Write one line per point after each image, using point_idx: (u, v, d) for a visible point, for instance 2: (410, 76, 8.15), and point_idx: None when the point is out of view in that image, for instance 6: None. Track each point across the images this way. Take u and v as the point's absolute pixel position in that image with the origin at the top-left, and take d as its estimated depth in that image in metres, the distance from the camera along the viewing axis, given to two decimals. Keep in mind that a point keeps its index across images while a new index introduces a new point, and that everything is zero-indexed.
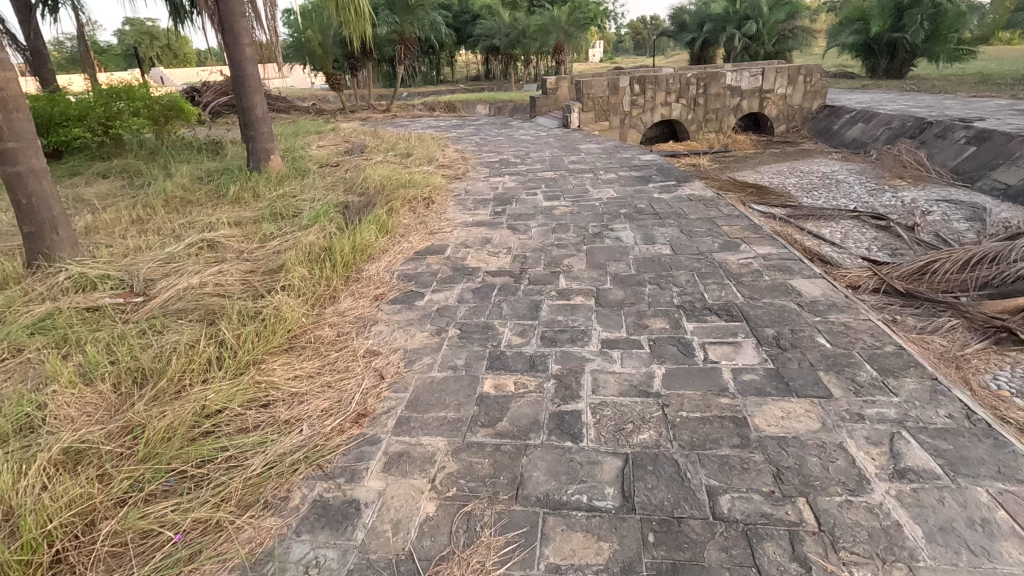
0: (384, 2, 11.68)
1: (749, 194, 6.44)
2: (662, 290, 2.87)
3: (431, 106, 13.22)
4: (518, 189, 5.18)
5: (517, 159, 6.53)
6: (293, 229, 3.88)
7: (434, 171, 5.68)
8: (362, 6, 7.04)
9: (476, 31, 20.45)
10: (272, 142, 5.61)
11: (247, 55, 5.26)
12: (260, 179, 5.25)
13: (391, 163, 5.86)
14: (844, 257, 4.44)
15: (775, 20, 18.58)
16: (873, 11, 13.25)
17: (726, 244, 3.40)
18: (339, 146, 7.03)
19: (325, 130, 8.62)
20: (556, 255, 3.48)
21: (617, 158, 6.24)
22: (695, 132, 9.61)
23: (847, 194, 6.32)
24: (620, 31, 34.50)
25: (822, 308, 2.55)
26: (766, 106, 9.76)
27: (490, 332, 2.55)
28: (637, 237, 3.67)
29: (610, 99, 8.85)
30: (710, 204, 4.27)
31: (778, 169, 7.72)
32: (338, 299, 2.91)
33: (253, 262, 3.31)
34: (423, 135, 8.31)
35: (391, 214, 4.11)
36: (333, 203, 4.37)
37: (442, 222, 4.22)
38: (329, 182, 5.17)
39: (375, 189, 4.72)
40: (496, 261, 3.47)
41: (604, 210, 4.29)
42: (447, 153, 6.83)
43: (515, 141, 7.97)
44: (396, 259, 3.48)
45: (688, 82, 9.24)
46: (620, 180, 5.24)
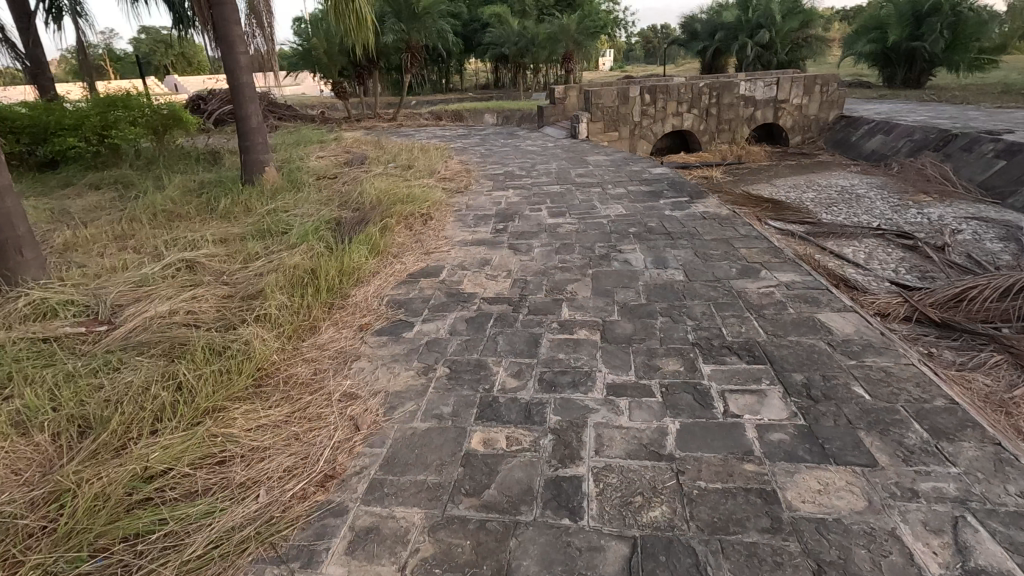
0: (391, 10, 11.55)
1: (764, 209, 6.14)
2: (674, 323, 2.59)
3: (438, 115, 13.06)
4: (522, 204, 4.92)
5: (522, 171, 6.28)
6: (279, 249, 3.64)
7: (435, 184, 5.44)
8: (365, 13, 6.85)
9: (485, 39, 20.36)
10: (267, 154, 5.39)
11: (241, 64, 5.04)
12: (253, 193, 5.04)
13: (391, 176, 5.63)
14: (870, 280, 4.13)
15: (789, 28, 18.32)
16: (890, 19, 12.94)
17: (745, 269, 3.12)
18: (339, 157, 6.83)
19: (328, 140, 8.45)
20: (559, 279, 3.21)
21: (626, 172, 5.97)
22: (707, 143, 9.32)
23: (868, 210, 6.01)
24: (630, 40, 34.37)
25: (856, 349, 2.26)
26: (781, 117, 9.46)
27: (482, 373, 2.29)
28: (647, 259, 3.40)
29: (620, 109, 8.60)
30: (726, 223, 3.99)
31: (794, 182, 7.41)
32: (318, 330, 2.66)
33: (232, 286, 3.07)
34: (426, 145, 8.11)
35: (385, 232, 3.87)
36: (324, 219, 4.14)
37: (440, 240, 3.97)
38: (324, 195, 4.95)
39: (371, 204, 4.48)
40: (494, 285, 3.20)
41: (612, 229, 4.03)
42: (451, 164, 6.60)
43: (522, 152, 7.74)
44: (386, 283, 3.22)
45: (700, 92, 8.97)
46: (629, 195, 4.98)
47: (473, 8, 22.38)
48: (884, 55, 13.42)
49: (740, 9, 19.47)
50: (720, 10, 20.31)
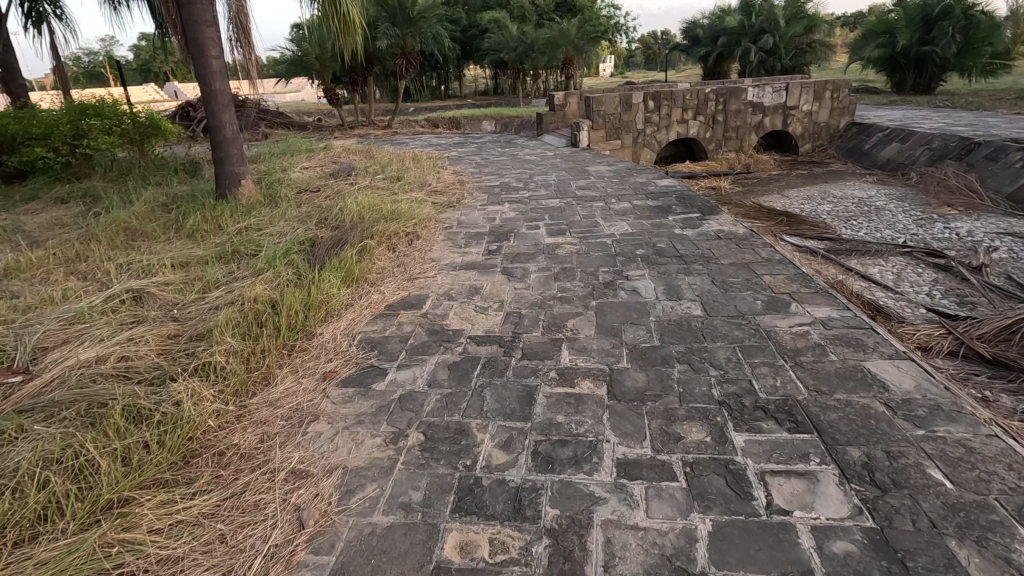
0: (385, 15, 11.20)
1: (778, 223, 5.74)
2: (695, 374, 2.18)
3: (435, 122, 12.70)
4: (518, 220, 4.52)
5: (520, 183, 5.89)
6: (243, 276, 3.23)
7: (425, 198, 5.05)
8: (353, 16, 6.47)
9: (484, 45, 20.08)
10: (244, 166, 4.97)
11: (215, 69, 4.64)
12: (226, 208, 4.63)
13: (378, 189, 5.24)
14: (903, 306, 3.72)
15: (792, 33, 18.01)
16: (899, 23, 12.59)
17: (772, 303, 2.71)
18: (326, 168, 6.44)
19: (316, 149, 8.06)
20: (558, 313, 2.81)
21: (631, 184, 5.58)
22: (713, 152, 8.93)
23: (890, 224, 5.60)
24: (631, 46, 34.15)
25: (922, 413, 1.84)
26: (790, 124, 9.08)
27: (464, 441, 1.87)
28: (658, 288, 2.99)
29: (622, 117, 8.22)
30: (744, 244, 3.58)
31: (808, 193, 7.01)
32: (273, 380, 2.25)
33: (180, 323, 2.65)
34: (419, 154, 7.72)
35: (363, 256, 3.47)
36: (298, 240, 3.73)
37: (425, 264, 3.57)
38: (303, 211, 4.55)
39: (352, 222, 4.09)
40: (483, 320, 2.79)
41: (617, 250, 3.62)
42: (443, 175, 6.21)
43: (519, 161, 7.35)
44: (360, 319, 2.82)
45: (706, 98, 8.58)
46: (635, 210, 4.58)
47: (472, 13, 22.11)
48: (893, 60, 13.06)
49: (743, 14, 19.16)
50: (723, 15, 20.01)
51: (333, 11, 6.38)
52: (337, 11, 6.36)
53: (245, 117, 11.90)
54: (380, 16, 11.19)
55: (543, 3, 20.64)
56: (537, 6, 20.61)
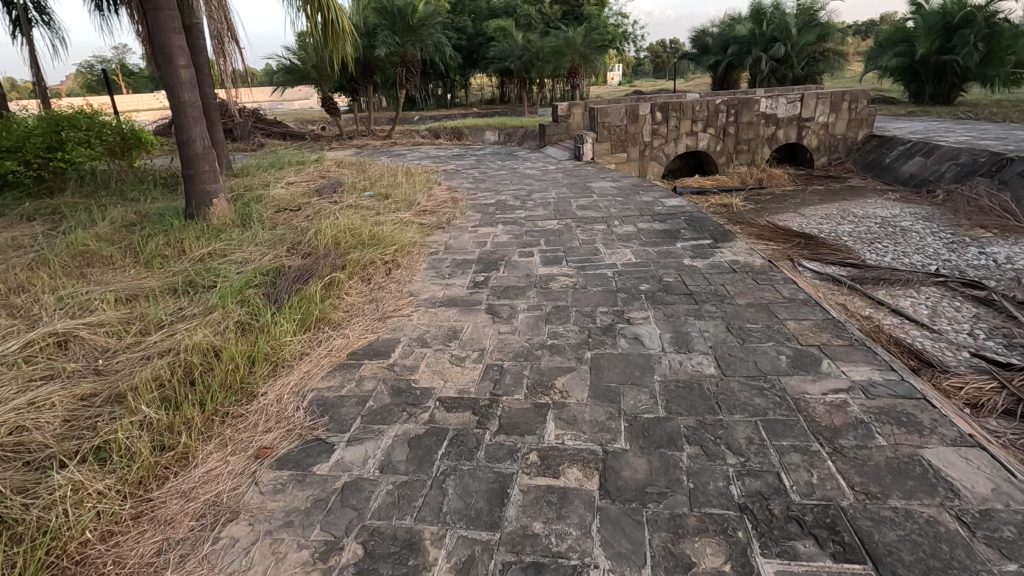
0: (385, 24, 10.90)
1: (795, 246, 5.31)
2: (710, 461, 1.75)
3: (436, 132, 12.37)
4: (510, 245, 4.12)
5: (516, 201, 5.49)
6: (190, 316, 2.84)
7: (412, 219, 4.67)
8: (341, 23, 6.13)
9: (490, 54, 19.84)
10: (217, 183, 4.60)
11: (184, 80, 4.29)
12: (194, 230, 4.25)
13: (362, 207, 4.87)
14: (944, 349, 3.27)
15: (805, 42, 17.58)
16: (918, 31, 12.13)
17: (800, 360, 2.28)
18: (313, 183, 6.08)
19: (307, 161, 7.72)
20: (546, 368, 2.39)
21: (636, 203, 5.16)
22: (724, 166, 8.50)
23: (919, 248, 5.14)
24: (638, 55, 33.87)
25: (1008, 536, 1.41)
26: (805, 137, 8.64)
27: (411, 562, 1.46)
28: (664, 337, 2.57)
29: (628, 129, 7.83)
30: (763, 280, 3.15)
31: (826, 211, 6.56)
32: (191, 462, 1.85)
33: (100, 379, 2.25)
34: (414, 168, 7.36)
35: (331, 291, 3.07)
36: (261, 271, 3.35)
37: (402, 300, 3.17)
38: (277, 234, 4.17)
39: (326, 249, 3.71)
40: (457, 375, 2.38)
41: (618, 285, 3.21)
42: (436, 192, 5.83)
43: (519, 176, 6.96)
44: (315, 373, 2.42)
45: (717, 109, 8.16)
46: (640, 235, 4.16)
47: (478, 22, 21.91)
48: (911, 69, 12.58)
49: (753, 22, 18.77)
50: (732, 23, 19.66)
51: (321, 18, 6.03)
52: (325, 18, 6.02)
53: (242, 127, 11.62)
54: (380, 24, 10.90)
55: (550, 12, 20.39)
56: (544, 15, 20.36)
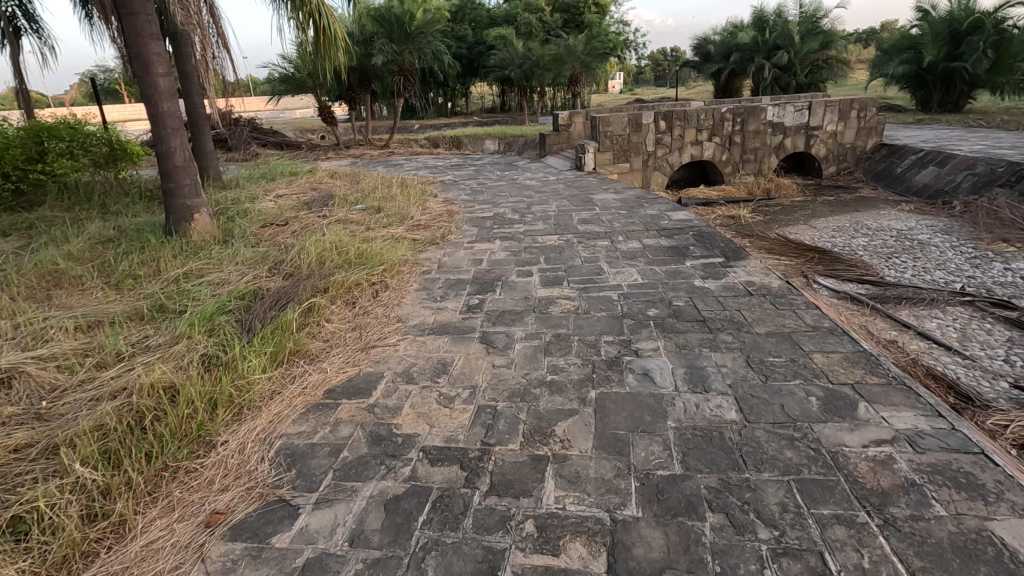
0: (382, 31, 10.69)
1: (808, 262, 5.05)
2: (738, 537, 1.47)
3: (435, 142, 12.14)
4: (508, 263, 3.86)
5: (515, 215, 5.24)
6: (154, 347, 2.57)
7: (403, 234, 4.42)
8: (333, 30, 5.90)
9: (490, 63, 19.70)
10: (199, 197, 4.34)
11: (163, 89, 4.05)
12: (171, 248, 4.00)
13: (353, 222, 4.63)
14: (980, 379, 3.00)
15: (808, 49, 17.39)
16: (924, 38, 11.92)
17: (833, 402, 2.01)
18: (304, 195, 5.84)
19: (300, 172, 7.49)
20: (544, 410, 2.12)
21: (641, 216, 4.91)
22: (730, 176, 8.25)
23: (940, 263, 4.88)
24: (639, 63, 33.79)
25: None
26: (813, 146, 8.40)
27: None
28: (677, 372, 2.30)
29: (631, 138, 7.59)
30: (782, 304, 2.89)
31: (838, 224, 6.30)
32: (128, 534, 1.58)
33: (38, 426, 1.99)
34: (410, 179, 7.13)
35: (309, 319, 2.81)
36: (236, 295, 3.09)
37: (388, 327, 2.91)
38: (259, 252, 3.92)
39: (309, 269, 3.45)
40: (445, 419, 2.11)
41: (623, 309, 2.95)
42: (431, 205, 5.59)
43: (518, 187, 6.73)
44: (285, 416, 2.16)
45: (722, 118, 7.92)
46: (646, 252, 3.90)
47: (478, 30, 21.85)
48: (918, 77, 12.36)
49: (755, 30, 18.63)
50: (735, 31, 19.52)
51: (312, 25, 5.81)
52: (316, 26, 5.80)
53: (237, 136, 11.42)
54: (377, 32, 10.73)
55: (550, 20, 20.27)
56: (544, 23, 20.25)
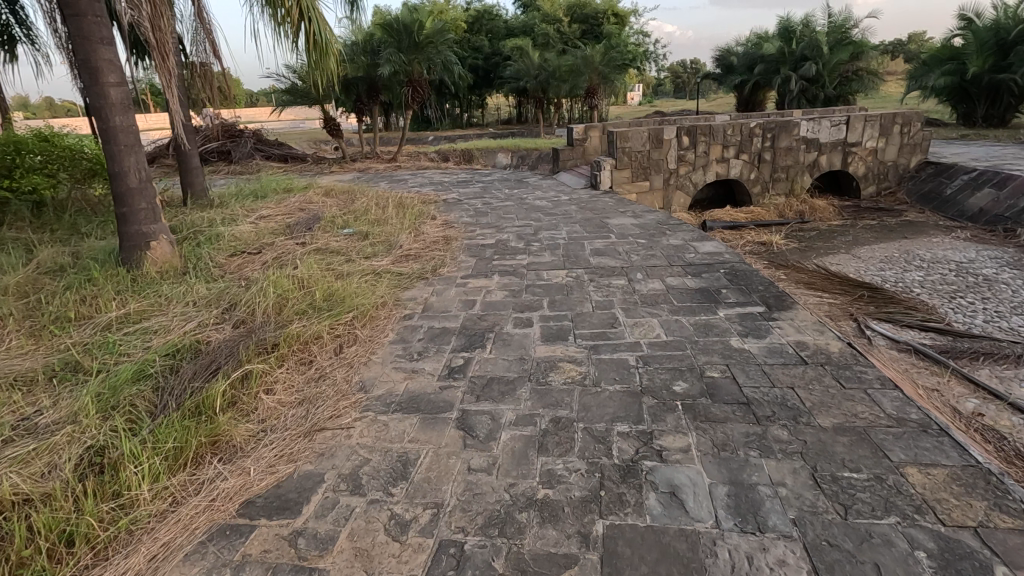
0: (389, 41, 10.24)
1: (857, 301, 4.38)
2: None
3: (445, 155, 11.63)
4: (505, 307, 3.27)
5: (519, 242, 4.65)
6: (38, 428, 2.01)
7: (389, 266, 3.86)
8: (324, 37, 5.40)
9: (506, 74, 19.29)
10: (158, 223, 3.82)
11: (114, 100, 3.53)
12: (118, 283, 3.47)
13: (334, 251, 4.08)
14: None
15: (837, 60, 16.62)
16: (968, 49, 11.14)
17: (956, 567, 1.37)
18: (289, 216, 5.32)
19: (294, 189, 6.99)
20: (530, 556, 1.50)
21: (663, 247, 4.28)
22: (760, 196, 7.57)
23: (1016, 306, 4.17)
24: (659, 76, 33.17)
25: None
26: (851, 164, 7.69)
27: None
28: (718, 493, 1.67)
29: (651, 155, 6.98)
30: (848, 381, 2.24)
31: (885, 253, 5.59)
32: None
33: None
34: (410, 198, 6.60)
35: (243, 391, 2.23)
36: (164, 351, 2.53)
37: (345, 400, 2.32)
38: (215, 289, 3.37)
39: (264, 317, 2.89)
40: (393, 564, 1.51)
41: (642, 382, 2.32)
42: (427, 230, 5.03)
43: (526, 208, 6.14)
44: (173, 549, 1.56)
45: (751, 133, 7.27)
46: (670, 296, 3.28)
47: (494, 41, 21.58)
48: (960, 89, 11.56)
49: (781, 41, 17.97)
50: (759, 42, 18.89)
51: (300, 31, 5.31)
52: (306, 32, 5.29)
53: (241, 148, 11.05)
54: (385, 42, 10.28)
55: (568, 31, 19.77)
56: (562, 33, 19.77)
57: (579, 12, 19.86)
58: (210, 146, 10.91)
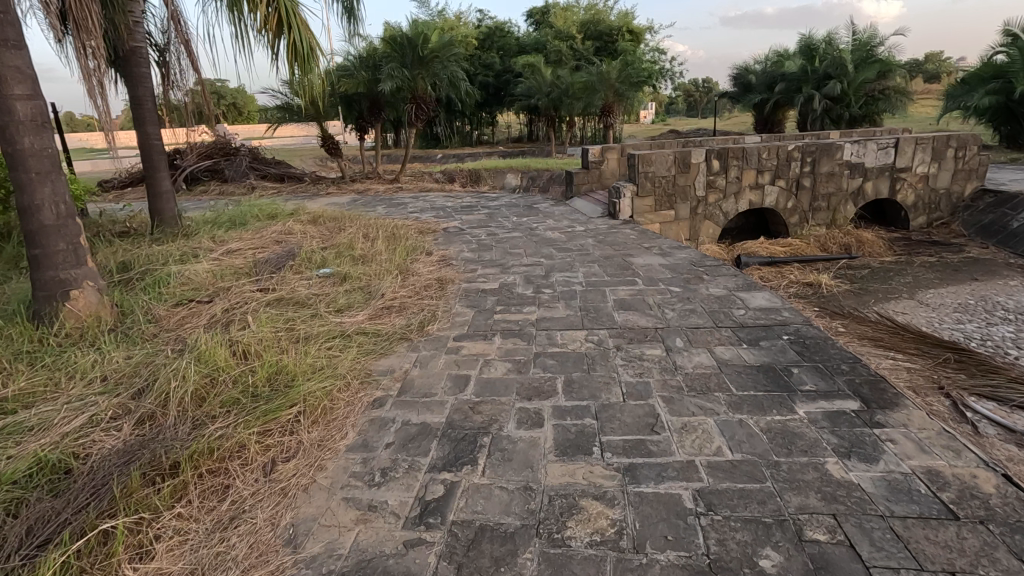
0: (391, 54, 9.60)
1: (942, 367, 3.57)
2: None
3: (451, 176, 10.95)
4: (506, 390, 2.49)
5: (528, 287, 3.89)
6: None
7: (364, 324, 3.10)
8: (306, 46, 4.72)
9: (517, 91, 18.74)
10: (82, 266, 3.05)
11: (22, 118, 2.82)
12: (16, 348, 2.71)
13: (299, 302, 3.33)
14: None
15: (864, 79, 15.84)
16: (1014, 66, 10.33)
17: None
18: (262, 250, 4.59)
19: (278, 215, 6.30)
20: None
21: (703, 299, 3.49)
22: (797, 227, 6.77)
23: None
24: (671, 94, 32.59)
25: None
26: (900, 192, 6.89)
27: None
28: None
29: (677, 180, 6.22)
30: None
31: (959, 299, 4.76)
32: None
33: None
34: (406, 226, 5.89)
35: (99, 564, 1.46)
36: (16, 472, 1.76)
37: (260, 568, 1.53)
38: (135, 360, 2.61)
39: (177, 412, 2.13)
40: None
41: (709, 549, 1.52)
42: (420, 269, 4.29)
43: (537, 240, 5.39)
44: None
45: (789, 157, 6.48)
46: (725, 378, 2.48)
47: (506, 58, 21.15)
48: (1006, 109, 10.74)
49: (804, 59, 17.30)
50: (780, 60, 18.23)
51: (278, 40, 4.65)
52: (284, 39, 4.62)
53: (235, 167, 10.57)
54: (387, 56, 9.66)
55: (582, 47, 19.25)
56: (576, 50, 19.26)
57: (592, 29, 19.46)
58: (203, 164, 10.42)
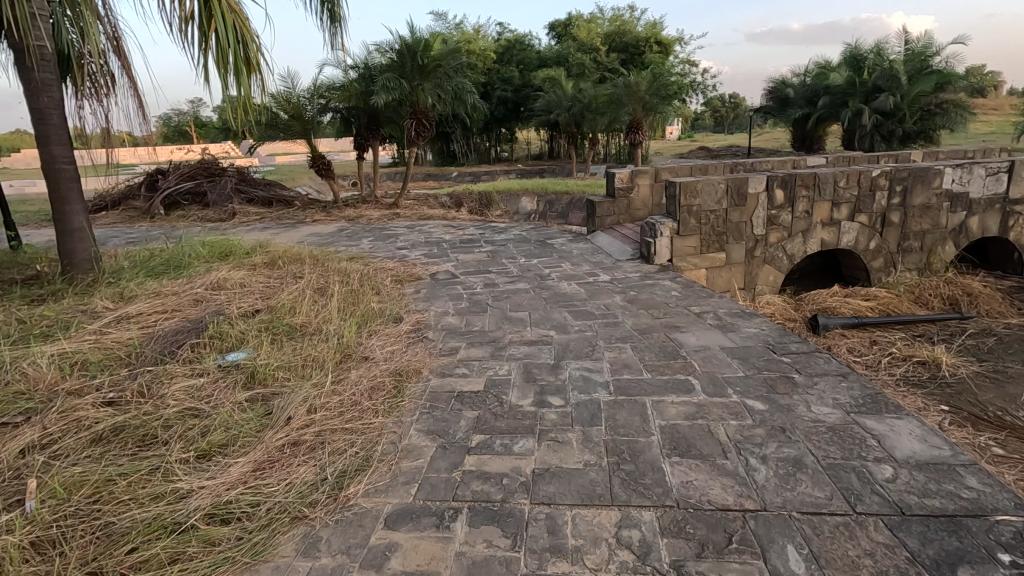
0: (389, 65, 8.50)
1: None
2: None
3: (458, 200, 9.72)
4: None
5: (527, 394, 2.56)
6: None
7: (236, 491, 1.81)
8: (234, 45, 3.50)
9: (537, 106, 17.53)
10: None
11: None
12: None
13: (147, 439, 2.05)
14: None
15: (919, 91, 14.09)
16: None
17: None
18: (169, 318, 3.35)
19: (230, 256, 5.10)
20: None
21: (809, 437, 2.11)
22: (881, 273, 5.34)
23: None
24: (699, 109, 31.14)
25: None
26: (1013, 229, 5.41)
27: None
28: None
29: (730, 215, 4.86)
30: None
31: None
32: None
33: None
34: (383, 274, 4.62)
35: None
36: None
37: None
38: None
39: None
40: None
41: None
42: (377, 353, 2.99)
43: (548, 297, 4.06)
44: None
45: (875, 185, 5.07)
46: None
47: (526, 71, 20.01)
48: None
49: (850, 71, 15.87)
50: (824, 71, 16.72)
51: (197, 40, 3.45)
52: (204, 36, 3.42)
53: (218, 189, 9.46)
54: (384, 66, 8.56)
55: (605, 59, 18.02)
56: (599, 63, 18.04)
57: (618, 40, 18.32)
58: (184, 186, 9.38)
